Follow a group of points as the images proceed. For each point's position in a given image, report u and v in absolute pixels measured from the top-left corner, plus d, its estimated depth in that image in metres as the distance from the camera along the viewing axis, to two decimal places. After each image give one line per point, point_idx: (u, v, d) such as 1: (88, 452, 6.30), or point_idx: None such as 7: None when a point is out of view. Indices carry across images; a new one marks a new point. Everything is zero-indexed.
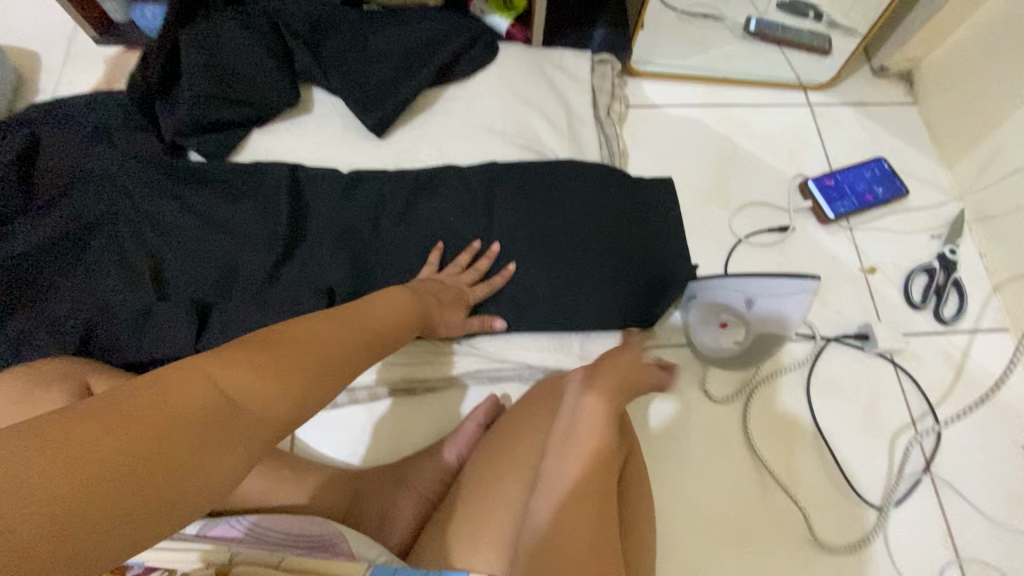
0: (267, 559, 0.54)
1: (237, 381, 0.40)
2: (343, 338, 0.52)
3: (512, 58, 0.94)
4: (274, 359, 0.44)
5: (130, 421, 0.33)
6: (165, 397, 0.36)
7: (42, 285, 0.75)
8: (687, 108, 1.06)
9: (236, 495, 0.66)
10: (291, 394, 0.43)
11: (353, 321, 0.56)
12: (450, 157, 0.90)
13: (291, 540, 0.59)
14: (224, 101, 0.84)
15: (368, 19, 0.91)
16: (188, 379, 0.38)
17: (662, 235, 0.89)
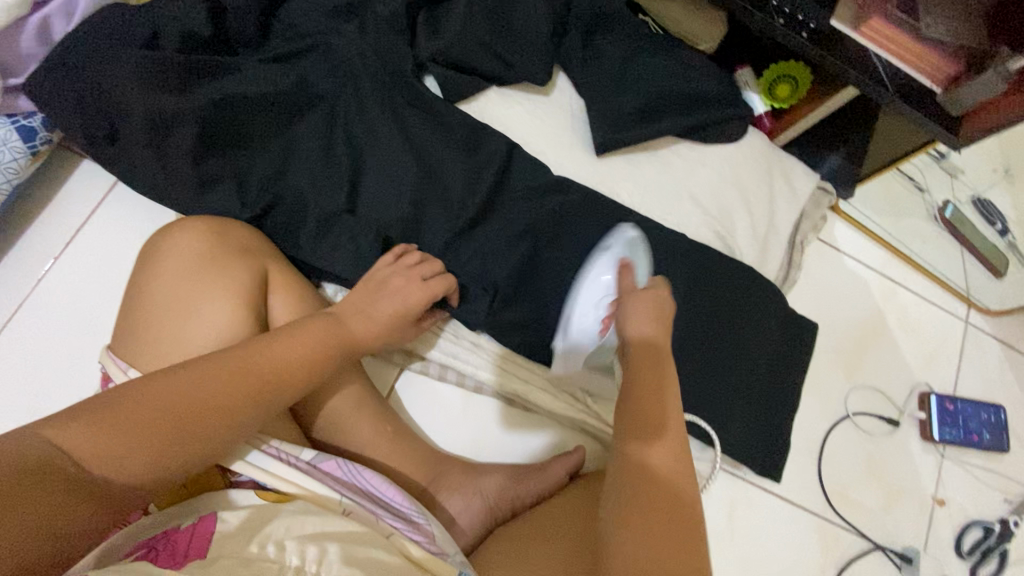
0: (369, 518, 0.60)
1: (158, 387, 0.49)
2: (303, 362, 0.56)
3: (751, 144, 0.91)
4: (212, 381, 0.51)
5: (112, 441, 0.46)
6: (131, 415, 0.47)
7: (244, 136, 0.73)
8: (863, 266, 1.05)
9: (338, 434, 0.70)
10: (219, 417, 0.50)
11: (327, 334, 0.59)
12: (649, 207, 0.88)
13: (383, 505, 0.63)
14: (486, 50, 0.82)
15: (645, 36, 0.88)
16: (147, 396, 0.48)
17: (786, 378, 0.91)
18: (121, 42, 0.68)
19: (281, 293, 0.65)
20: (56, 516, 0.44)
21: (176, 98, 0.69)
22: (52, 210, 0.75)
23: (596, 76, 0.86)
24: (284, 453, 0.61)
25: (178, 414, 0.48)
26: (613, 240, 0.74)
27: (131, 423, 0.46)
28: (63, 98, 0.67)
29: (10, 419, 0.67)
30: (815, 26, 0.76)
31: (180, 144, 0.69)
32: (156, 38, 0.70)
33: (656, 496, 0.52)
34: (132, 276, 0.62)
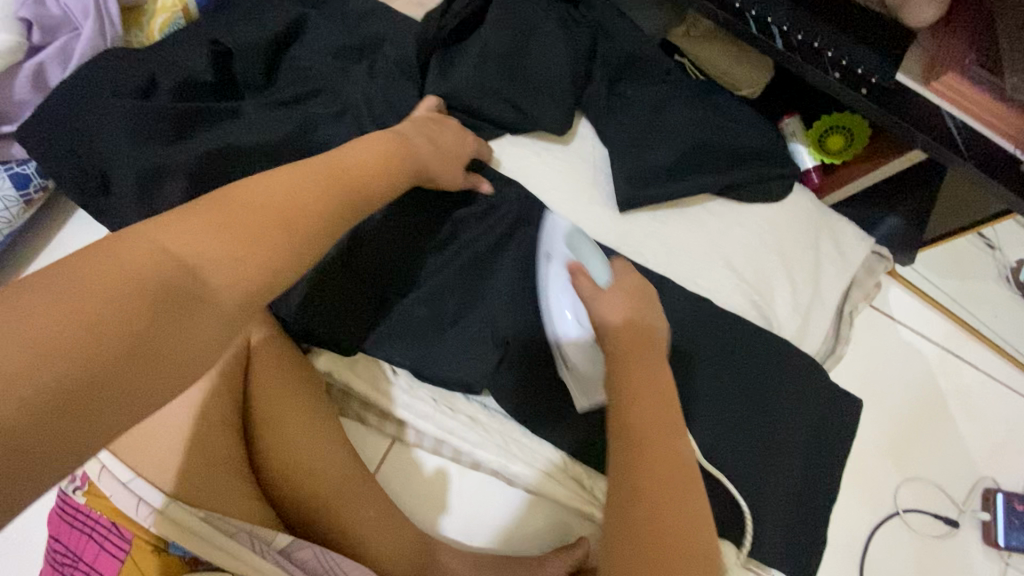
0: None
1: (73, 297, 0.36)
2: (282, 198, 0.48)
3: (797, 203, 0.81)
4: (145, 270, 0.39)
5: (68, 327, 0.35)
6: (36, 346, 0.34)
7: (240, 189, 0.68)
8: (921, 337, 0.93)
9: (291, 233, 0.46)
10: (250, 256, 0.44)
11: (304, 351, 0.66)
12: (675, 270, 0.79)
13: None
14: (501, 97, 0.75)
15: (679, 82, 0.80)
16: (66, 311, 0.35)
17: (825, 470, 0.80)
18: (114, 89, 0.65)
19: (267, 370, 0.65)
20: (49, 420, 0.33)
21: (167, 151, 0.65)
22: (46, 255, 0.72)
23: (622, 125, 0.79)
24: (254, 540, 0.56)
25: (138, 316, 0.37)
26: (546, 246, 0.69)
27: (47, 343, 0.34)
28: (55, 148, 0.64)
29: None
30: (876, 80, 0.65)
31: (170, 197, 0.64)
32: (152, 85, 0.66)
33: (670, 491, 0.48)
34: None
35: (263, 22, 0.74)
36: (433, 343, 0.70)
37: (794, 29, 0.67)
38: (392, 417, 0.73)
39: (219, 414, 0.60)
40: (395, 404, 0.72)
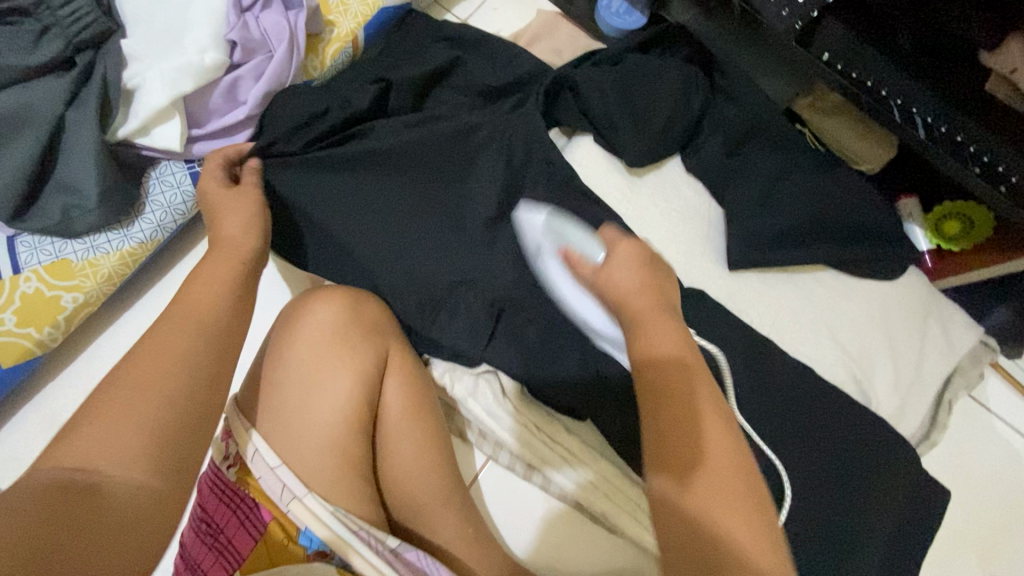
0: None
1: None
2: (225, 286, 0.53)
3: (907, 284, 0.82)
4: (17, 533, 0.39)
5: None
6: None
7: (370, 192, 0.74)
8: (1019, 435, 0.90)
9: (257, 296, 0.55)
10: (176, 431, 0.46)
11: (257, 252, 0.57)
12: (777, 334, 0.81)
13: None
14: (636, 148, 0.80)
15: (802, 152, 0.82)
16: None
17: (908, 556, 0.79)
18: (299, 121, 0.73)
19: (394, 378, 0.67)
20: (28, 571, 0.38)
21: (319, 158, 0.74)
22: (204, 247, 0.81)
23: (744, 188, 0.81)
24: (372, 538, 0.59)
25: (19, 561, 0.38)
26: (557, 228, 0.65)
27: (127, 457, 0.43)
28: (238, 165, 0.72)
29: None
30: (1016, 180, 0.66)
31: (313, 193, 0.73)
32: (327, 115, 0.74)
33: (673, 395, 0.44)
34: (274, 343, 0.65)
35: (424, 60, 0.81)
36: (543, 376, 0.73)
37: (937, 121, 0.69)
38: (491, 439, 0.77)
39: (340, 420, 0.61)
40: (500, 428, 0.75)
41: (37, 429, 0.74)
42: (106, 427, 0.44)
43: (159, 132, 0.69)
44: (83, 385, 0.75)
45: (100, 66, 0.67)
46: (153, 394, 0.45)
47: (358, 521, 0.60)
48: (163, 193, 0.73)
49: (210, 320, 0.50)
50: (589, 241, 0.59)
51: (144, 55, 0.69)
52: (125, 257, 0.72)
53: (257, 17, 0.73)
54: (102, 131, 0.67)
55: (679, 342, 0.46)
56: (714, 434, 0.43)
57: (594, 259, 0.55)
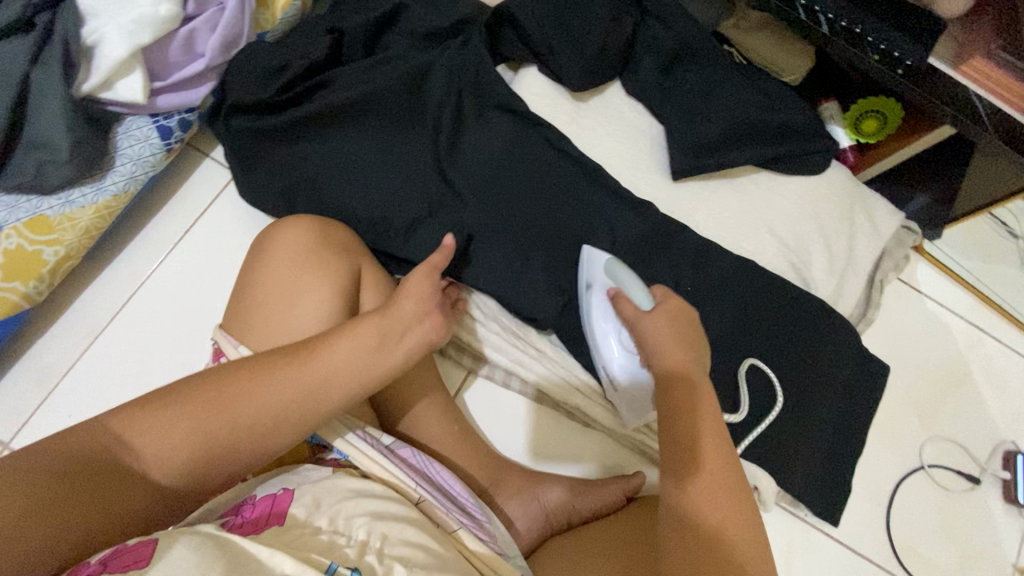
0: (413, 495, 0.63)
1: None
2: (343, 370, 0.56)
3: (833, 179, 0.90)
4: (67, 494, 0.46)
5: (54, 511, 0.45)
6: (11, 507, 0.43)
7: (333, 134, 0.80)
8: (947, 311, 0.99)
9: (363, 363, 0.57)
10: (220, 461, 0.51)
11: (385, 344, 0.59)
12: (722, 234, 0.88)
13: (438, 495, 0.65)
14: (578, 73, 0.86)
15: (729, 66, 0.89)
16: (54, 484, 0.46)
17: (855, 421, 0.87)
18: (261, 73, 0.78)
19: (370, 291, 0.72)
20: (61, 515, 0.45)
21: (281, 105, 0.78)
22: (175, 201, 0.84)
23: (679, 103, 0.88)
24: (366, 436, 0.66)
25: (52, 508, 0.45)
26: (588, 275, 0.75)
27: (177, 453, 0.49)
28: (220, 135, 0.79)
29: (139, 386, 0.77)
30: (910, 63, 0.74)
31: (280, 138, 0.79)
32: (286, 67, 0.79)
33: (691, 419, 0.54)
34: (253, 270, 0.70)
35: (370, 7, 0.86)
36: (512, 291, 0.78)
37: (838, 17, 0.77)
38: (470, 351, 0.84)
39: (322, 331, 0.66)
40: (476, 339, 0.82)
41: (30, 383, 0.77)
42: (184, 425, 0.50)
43: (122, 85, 0.73)
44: (69, 339, 0.79)
45: (59, 26, 0.70)
46: (234, 415, 0.51)
47: (354, 426, 0.66)
48: (132, 147, 0.77)
49: (317, 394, 0.55)
50: (637, 286, 0.68)
51: (99, 10, 0.72)
52: (101, 209, 0.75)
53: None
54: (68, 87, 0.70)
55: (683, 359, 0.58)
56: (714, 453, 0.54)
57: (642, 305, 0.65)
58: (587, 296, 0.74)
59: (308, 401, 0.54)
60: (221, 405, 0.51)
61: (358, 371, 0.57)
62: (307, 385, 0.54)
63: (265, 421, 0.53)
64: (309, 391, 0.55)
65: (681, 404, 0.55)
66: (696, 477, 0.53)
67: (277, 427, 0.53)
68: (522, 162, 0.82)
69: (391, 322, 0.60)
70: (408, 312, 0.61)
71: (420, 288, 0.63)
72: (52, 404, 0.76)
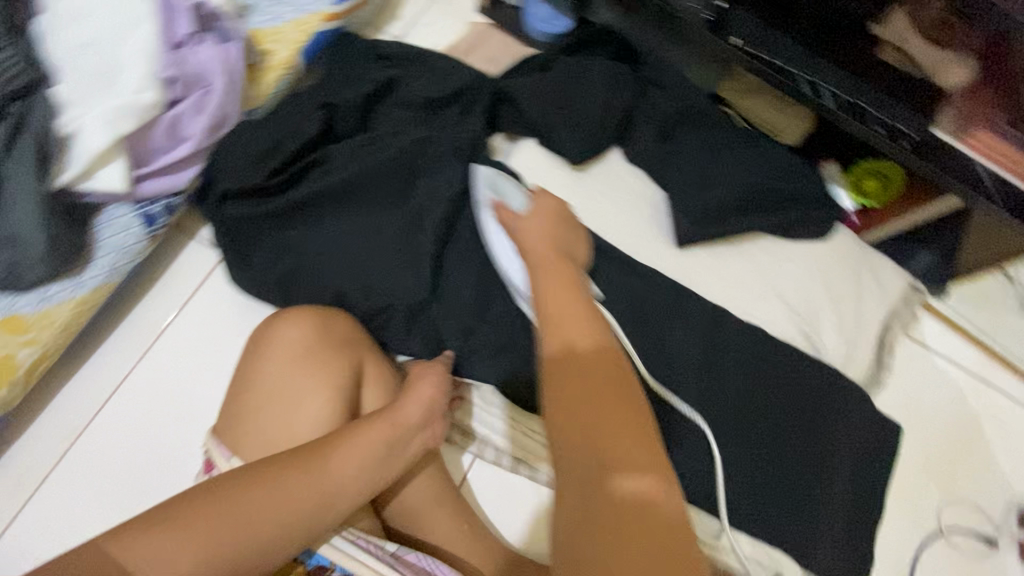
0: None
1: None
2: (353, 480, 0.58)
3: (839, 243, 0.89)
4: None
5: None
6: None
7: (329, 215, 0.77)
8: (955, 366, 0.98)
9: (372, 471, 0.60)
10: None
11: (394, 452, 0.62)
12: (731, 301, 0.86)
13: None
14: (577, 146, 0.85)
15: (730, 130, 0.88)
16: None
17: (874, 490, 0.85)
18: (252, 156, 0.75)
19: (373, 388, 0.69)
20: None
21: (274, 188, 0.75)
22: (160, 286, 0.80)
23: (681, 172, 0.87)
24: (370, 543, 0.62)
25: None
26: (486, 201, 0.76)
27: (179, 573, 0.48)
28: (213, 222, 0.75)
29: (122, 491, 0.71)
30: (915, 135, 0.75)
31: (274, 222, 0.76)
32: (279, 148, 0.76)
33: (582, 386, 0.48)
34: (248, 370, 0.66)
35: (363, 81, 0.83)
36: (517, 377, 0.75)
37: (840, 90, 0.77)
38: (476, 437, 0.80)
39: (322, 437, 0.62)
40: (480, 425, 0.79)
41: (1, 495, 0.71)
42: (192, 543, 0.49)
43: (103, 175, 0.69)
44: (46, 441, 0.73)
45: (33, 116, 0.66)
46: (239, 527, 0.51)
47: (354, 534, 0.63)
48: (114, 236, 0.72)
49: (325, 506, 0.56)
50: (518, 198, 0.76)
51: (78, 98, 0.68)
52: (80, 304, 0.71)
53: (193, 52, 0.73)
54: (45, 180, 0.66)
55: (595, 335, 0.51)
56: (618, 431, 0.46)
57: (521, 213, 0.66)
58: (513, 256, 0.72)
59: (317, 514, 0.55)
60: (228, 519, 0.51)
61: (367, 479, 0.59)
62: (318, 496, 0.56)
63: (273, 533, 0.53)
64: (326, 498, 0.56)
65: (586, 390, 0.47)
66: (604, 471, 0.44)
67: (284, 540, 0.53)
68: None
69: (398, 426, 0.63)
70: (416, 417, 0.64)
71: (424, 391, 0.66)
72: (27, 517, 0.70)
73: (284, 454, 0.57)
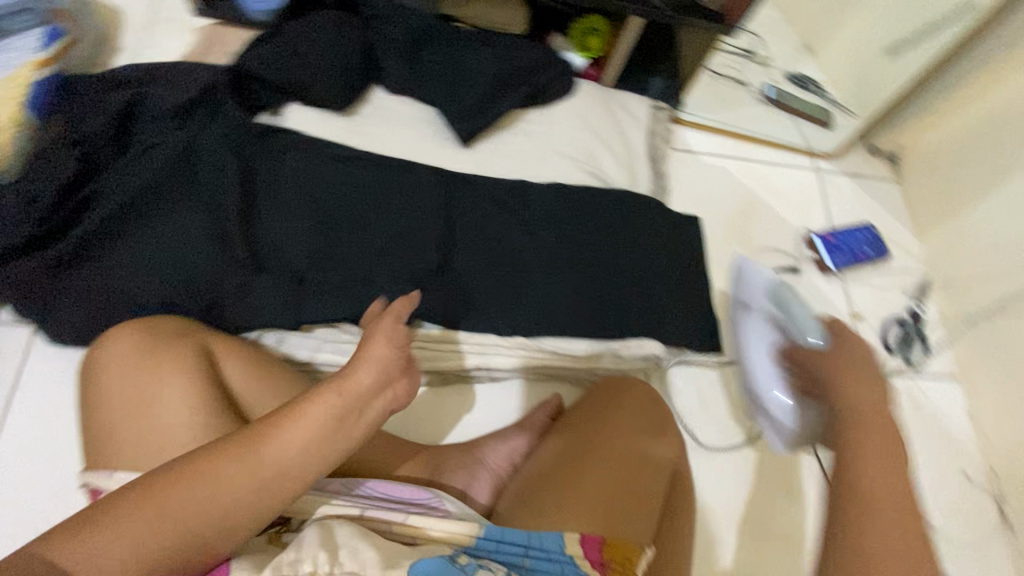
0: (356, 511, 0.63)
1: None
2: (311, 449, 0.52)
3: (584, 94, 1.06)
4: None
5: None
6: None
7: (123, 238, 0.78)
8: (718, 157, 1.21)
9: (329, 438, 0.53)
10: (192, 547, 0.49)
11: (361, 417, 0.56)
12: (525, 172, 0.98)
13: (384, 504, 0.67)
14: (334, 93, 0.91)
15: (461, 36, 1.00)
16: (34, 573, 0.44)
17: (696, 269, 1.03)
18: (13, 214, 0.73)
19: (230, 362, 0.70)
20: None
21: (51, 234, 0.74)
22: None
23: (436, 83, 0.96)
24: None
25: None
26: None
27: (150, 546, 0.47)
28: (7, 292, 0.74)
29: None
30: None
31: (68, 266, 0.75)
32: (40, 197, 0.75)
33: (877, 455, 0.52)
34: (94, 394, 0.65)
35: (102, 109, 0.84)
36: (366, 302, 0.79)
37: None
38: None
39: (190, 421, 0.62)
40: None
41: None
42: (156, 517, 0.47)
43: None
44: None
45: None
46: (198, 503, 0.49)
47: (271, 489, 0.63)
48: None
49: (283, 479, 0.51)
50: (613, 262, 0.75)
51: None
52: None
53: None
54: None
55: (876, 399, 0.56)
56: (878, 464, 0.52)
57: None
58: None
59: (277, 486, 0.51)
60: (185, 497, 0.48)
61: (324, 447, 0.53)
62: (275, 468, 0.51)
63: (236, 507, 0.50)
64: (265, 480, 0.51)
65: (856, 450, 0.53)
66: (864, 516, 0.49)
67: (249, 511, 0.51)
68: (324, 187, 0.86)
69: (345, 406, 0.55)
70: (370, 382, 0.57)
71: (385, 351, 0.59)
72: None
73: (226, 439, 0.51)
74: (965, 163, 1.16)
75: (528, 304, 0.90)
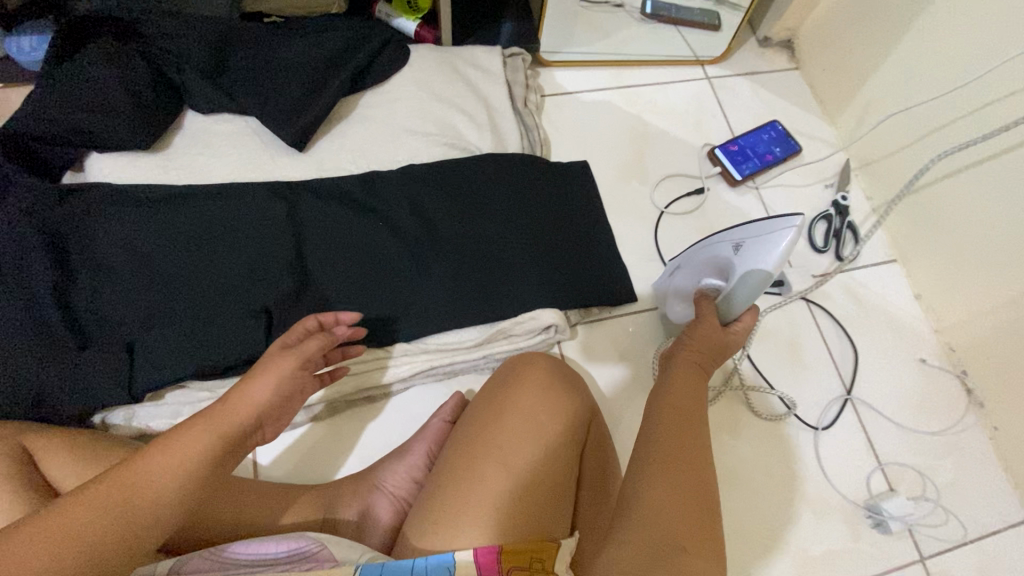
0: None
1: None
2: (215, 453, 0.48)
3: (423, 60, 0.96)
4: None
5: None
6: None
7: None
8: (596, 92, 1.11)
9: (230, 443, 0.49)
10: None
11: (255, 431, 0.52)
12: (375, 161, 0.90)
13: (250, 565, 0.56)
14: (133, 130, 0.82)
15: (267, 34, 0.90)
16: None
17: (589, 215, 0.94)
18: None
19: (55, 457, 0.61)
20: None
21: None
22: None
23: (249, 90, 0.87)
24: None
25: None
26: (736, 235, 0.68)
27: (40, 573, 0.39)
28: None
29: None
30: None
31: None
32: None
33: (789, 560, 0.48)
34: None
35: None
36: (210, 349, 0.72)
37: None
38: None
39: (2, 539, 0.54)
40: None
41: None
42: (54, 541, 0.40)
43: None
44: None
45: None
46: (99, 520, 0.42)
47: None
48: None
49: (189, 485, 0.46)
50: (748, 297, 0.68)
51: None
52: None
53: None
54: None
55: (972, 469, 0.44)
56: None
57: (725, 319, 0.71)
58: (735, 259, 0.68)
59: (188, 496, 0.46)
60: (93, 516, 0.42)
61: (226, 457, 0.49)
62: (177, 476, 0.45)
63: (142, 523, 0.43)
64: (180, 492, 0.45)
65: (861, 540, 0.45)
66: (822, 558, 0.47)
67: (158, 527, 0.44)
68: (145, 235, 0.78)
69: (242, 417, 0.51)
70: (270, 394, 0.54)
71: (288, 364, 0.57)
72: None
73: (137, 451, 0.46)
74: (855, 31, 1.06)
75: (405, 304, 0.81)
